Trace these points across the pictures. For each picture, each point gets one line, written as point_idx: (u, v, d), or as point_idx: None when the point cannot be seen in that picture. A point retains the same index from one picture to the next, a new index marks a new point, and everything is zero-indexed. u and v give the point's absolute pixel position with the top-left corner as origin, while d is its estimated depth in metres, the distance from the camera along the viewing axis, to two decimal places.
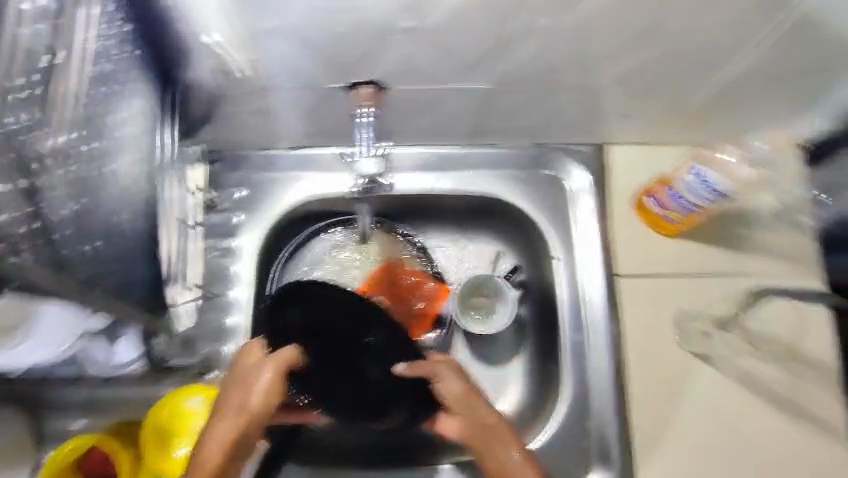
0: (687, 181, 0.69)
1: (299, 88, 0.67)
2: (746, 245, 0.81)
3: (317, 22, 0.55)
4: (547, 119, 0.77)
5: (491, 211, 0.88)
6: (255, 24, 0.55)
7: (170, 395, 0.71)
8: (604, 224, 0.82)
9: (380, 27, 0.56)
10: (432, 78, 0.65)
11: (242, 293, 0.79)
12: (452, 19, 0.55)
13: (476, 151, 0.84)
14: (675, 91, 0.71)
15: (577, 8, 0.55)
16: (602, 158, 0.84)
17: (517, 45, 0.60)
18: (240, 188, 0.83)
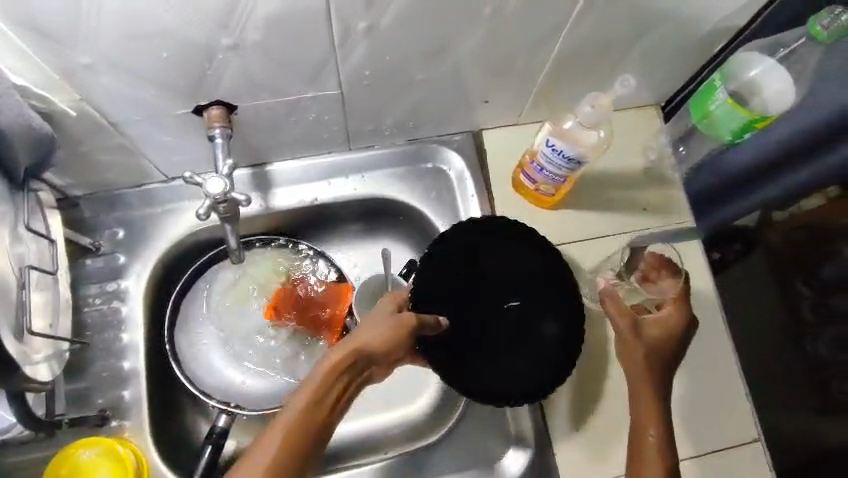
0: (545, 153, 0.70)
1: (148, 119, 0.66)
2: (621, 204, 0.85)
3: (137, 50, 0.55)
4: (413, 115, 0.80)
5: (383, 211, 0.90)
6: (74, 60, 0.54)
7: (65, 452, 0.68)
8: (488, 206, 0.85)
9: (205, 47, 0.56)
10: (279, 90, 0.66)
11: (135, 335, 0.77)
12: (273, 29, 0.56)
13: (355, 156, 0.86)
14: (522, 71, 0.74)
15: (390, 6, 0.57)
16: (474, 143, 0.88)
17: (350, 48, 0.61)
18: (118, 228, 0.81)
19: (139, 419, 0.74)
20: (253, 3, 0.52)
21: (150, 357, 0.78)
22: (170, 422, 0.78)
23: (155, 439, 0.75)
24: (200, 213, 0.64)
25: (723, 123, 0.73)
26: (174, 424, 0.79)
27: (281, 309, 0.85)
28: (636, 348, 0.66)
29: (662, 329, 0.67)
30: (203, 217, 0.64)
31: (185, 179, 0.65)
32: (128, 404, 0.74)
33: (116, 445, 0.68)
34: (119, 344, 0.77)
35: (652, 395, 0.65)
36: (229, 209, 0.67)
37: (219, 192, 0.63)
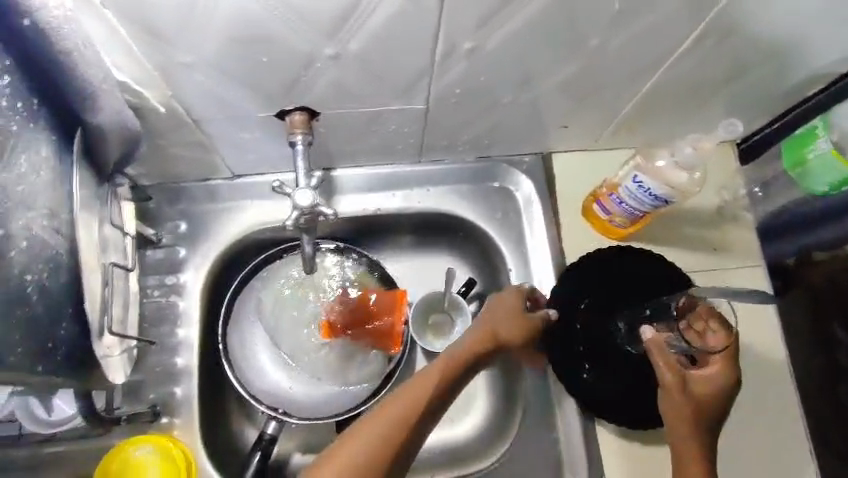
0: (630, 189, 0.68)
1: (231, 119, 0.65)
2: (692, 242, 0.83)
3: (237, 53, 0.53)
4: (489, 134, 0.78)
5: (443, 226, 0.87)
6: (174, 59, 0.53)
7: (118, 448, 0.68)
8: (554, 231, 0.83)
9: (305, 56, 0.55)
10: (367, 101, 0.64)
11: (191, 332, 0.76)
12: (377, 43, 0.54)
13: (423, 169, 0.84)
14: (612, 100, 0.72)
15: (499, 28, 0.54)
16: (544, 166, 0.86)
17: (448, 67, 0.60)
18: (181, 222, 0.80)
19: (189, 417, 0.73)
20: (366, 16, 0.51)
21: (203, 355, 0.77)
22: (218, 422, 0.78)
23: (203, 439, 0.74)
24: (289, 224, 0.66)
25: (817, 176, 0.72)
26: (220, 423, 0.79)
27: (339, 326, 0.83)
28: (683, 409, 0.67)
29: (709, 390, 0.66)
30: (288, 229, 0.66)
31: (274, 187, 0.66)
32: (180, 401, 0.74)
33: (170, 445, 0.68)
34: (174, 339, 0.76)
35: (698, 456, 0.65)
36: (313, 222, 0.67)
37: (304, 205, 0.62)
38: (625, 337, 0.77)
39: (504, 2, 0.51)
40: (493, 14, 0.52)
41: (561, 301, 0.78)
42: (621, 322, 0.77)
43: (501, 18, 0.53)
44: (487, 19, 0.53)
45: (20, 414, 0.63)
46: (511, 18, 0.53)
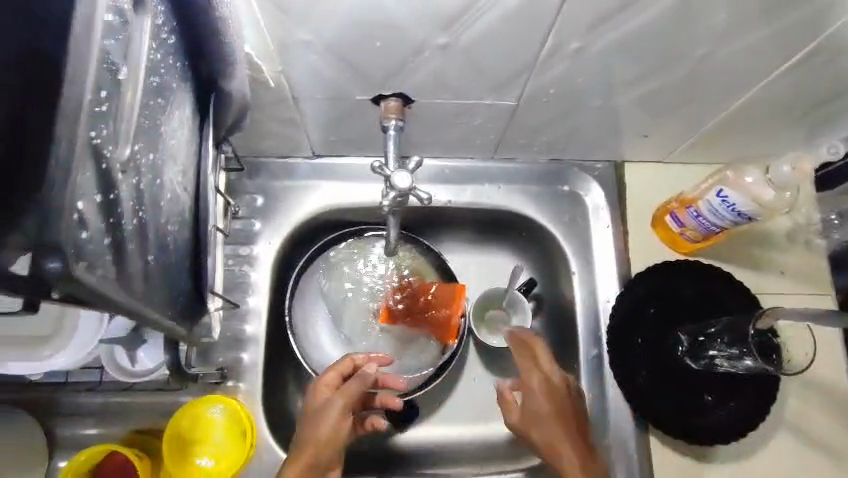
0: (712, 203, 0.69)
1: (328, 99, 0.67)
2: (760, 263, 0.82)
3: (355, 37, 0.55)
4: (568, 137, 0.78)
5: (507, 225, 0.88)
6: (294, 36, 0.55)
7: (189, 405, 0.70)
8: (621, 240, 0.83)
9: (417, 44, 0.57)
10: (461, 93, 0.66)
11: (260, 302, 0.78)
12: (489, 36, 0.56)
13: (495, 166, 0.85)
14: (699, 113, 0.72)
15: (611, 31, 0.56)
16: (615, 174, 0.86)
17: (549, 65, 0.61)
18: (258, 195, 0.82)
19: (252, 384, 0.75)
20: (486, 10, 0.52)
21: (270, 325, 0.80)
22: (277, 392, 0.80)
23: (263, 407, 0.76)
24: (384, 205, 0.63)
25: None
26: (279, 394, 0.81)
27: (394, 314, 0.85)
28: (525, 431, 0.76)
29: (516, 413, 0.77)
30: (386, 209, 0.63)
31: (375, 168, 0.64)
32: (245, 367, 0.76)
33: (238, 408, 0.70)
34: (244, 307, 0.78)
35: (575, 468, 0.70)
36: (405, 204, 0.65)
37: (405, 185, 0.61)
38: (686, 348, 0.77)
39: (624, 6, 0.52)
40: (610, 16, 0.54)
41: (623, 315, 0.78)
42: (685, 333, 0.77)
43: (616, 21, 0.54)
44: (602, 21, 0.54)
45: (104, 362, 0.65)
46: (624, 22, 0.55)
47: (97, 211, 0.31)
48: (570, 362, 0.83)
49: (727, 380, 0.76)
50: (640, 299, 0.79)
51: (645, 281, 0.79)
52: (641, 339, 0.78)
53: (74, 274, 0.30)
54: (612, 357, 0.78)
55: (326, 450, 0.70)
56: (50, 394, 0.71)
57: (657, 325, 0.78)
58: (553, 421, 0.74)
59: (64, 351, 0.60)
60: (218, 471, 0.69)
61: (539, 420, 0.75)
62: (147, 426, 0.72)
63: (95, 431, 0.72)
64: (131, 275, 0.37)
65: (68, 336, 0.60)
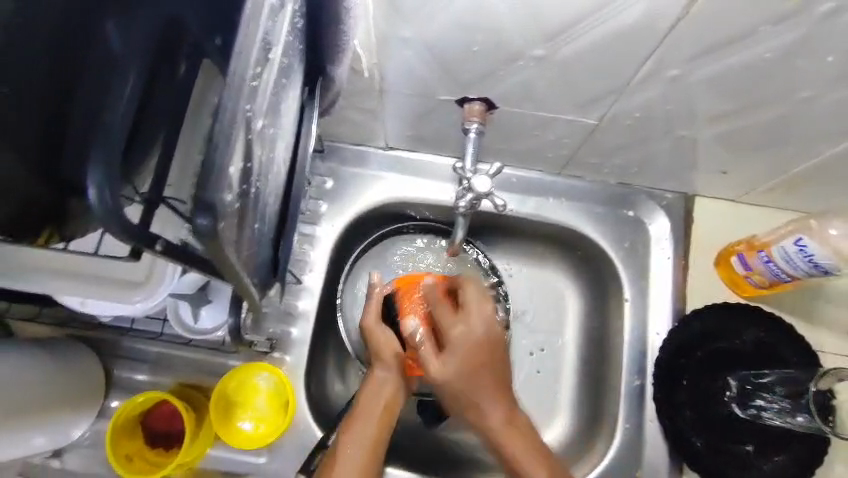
0: (787, 250, 0.69)
1: (413, 95, 0.68)
2: (823, 321, 0.79)
3: (457, 39, 0.56)
4: (642, 164, 0.78)
5: (565, 243, 0.87)
6: (398, 32, 0.56)
7: (237, 369, 0.73)
8: (680, 274, 0.82)
9: (515, 53, 0.58)
10: (546, 106, 0.66)
11: (315, 280, 0.81)
12: (589, 53, 0.56)
13: (562, 181, 0.84)
14: (785, 156, 0.70)
15: (713, 62, 0.56)
16: (684, 208, 0.84)
17: (642, 89, 0.61)
18: (327, 178, 0.84)
19: (298, 358, 0.78)
20: (591, 28, 0.53)
21: (321, 305, 0.82)
22: (319, 371, 0.82)
23: (305, 383, 0.78)
24: (458, 206, 0.67)
25: None
26: (321, 373, 0.83)
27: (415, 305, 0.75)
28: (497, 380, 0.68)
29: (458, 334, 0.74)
30: (461, 210, 0.68)
31: (456, 168, 0.66)
32: (293, 341, 0.78)
33: (283, 378, 0.72)
34: (300, 285, 0.80)
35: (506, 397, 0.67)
36: (477, 207, 0.68)
37: (483, 190, 0.64)
38: (733, 394, 0.75)
39: (733, 39, 0.52)
40: (716, 48, 0.54)
41: (672, 354, 0.77)
42: (734, 379, 0.75)
43: (721, 54, 0.54)
44: (707, 52, 0.54)
45: (170, 316, 0.69)
46: (730, 55, 0.55)
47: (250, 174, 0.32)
48: (609, 388, 0.82)
49: (776, 436, 0.74)
50: (690, 340, 0.77)
51: (698, 324, 0.77)
52: (688, 380, 0.76)
53: (219, 239, 0.28)
54: (657, 395, 0.77)
55: (387, 425, 0.69)
56: (114, 336, 0.75)
57: (707, 368, 0.76)
58: (480, 379, 0.66)
59: (154, 297, 0.52)
60: (258, 435, 0.72)
61: (469, 384, 0.65)
62: (196, 382, 0.76)
63: (148, 379, 0.76)
64: (252, 240, 0.38)
65: (160, 281, 0.52)
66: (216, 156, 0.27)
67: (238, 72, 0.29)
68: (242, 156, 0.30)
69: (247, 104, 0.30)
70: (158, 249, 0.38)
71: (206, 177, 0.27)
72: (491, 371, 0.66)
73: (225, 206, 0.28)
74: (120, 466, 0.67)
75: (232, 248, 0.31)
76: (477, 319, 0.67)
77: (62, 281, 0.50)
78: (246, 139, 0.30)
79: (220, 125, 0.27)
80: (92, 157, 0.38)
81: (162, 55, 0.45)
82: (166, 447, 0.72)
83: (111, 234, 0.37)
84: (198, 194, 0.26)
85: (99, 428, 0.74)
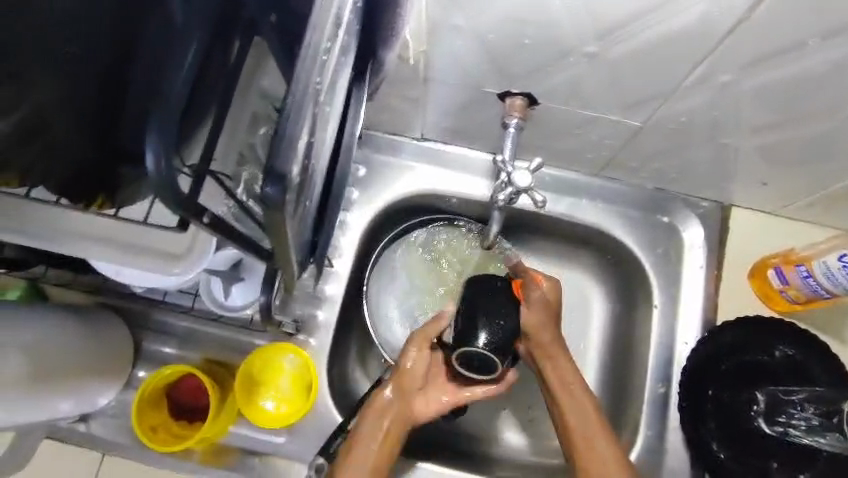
0: (829, 267, 0.68)
1: (455, 86, 0.67)
2: None
3: (508, 32, 0.56)
4: (681, 170, 0.76)
5: (596, 245, 0.86)
6: (448, 21, 0.55)
7: (264, 348, 0.74)
8: (712, 284, 0.80)
9: (564, 48, 0.57)
10: (589, 105, 0.66)
11: (344, 266, 0.81)
12: (641, 52, 0.55)
13: (596, 183, 0.83)
14: (832, 170, 0.68)
15: (769, 71, 0.54)
16: (721, 216, 0.82)
17: (691, 93, 0.60)
18: (361, 166, 0.83)
19: (323, 341, 0.78)
20: (646, 28, 0.52)
21: (347, 292, 0.82)
22: (341, 358, 0.82)
23: (328, 366, 0.79)
24: (497, 198, 0.67)
25: None
26: (344, 359, 0.83)
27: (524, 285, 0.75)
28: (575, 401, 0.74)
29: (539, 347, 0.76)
30: (499, 203, 0.67)
31: (497, 162, 0.65)
32: (319, 325, 0.79)
33: (308, 361, 0.72)
34: (329, 270, 0.80)
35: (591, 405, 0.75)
36: (515, 202, 0.68)
37: (524, 185, 0.63)
38: (761, 408, 0.73)
39: (790, 48, 0.51)
40: (773, 55, 0.52)
41: (700, 365, 0.76)
42: (763, 393, 0.73)
43: (778, 62, 0.53)
44: (762, 59, 0.53)
45: (201, 292, 0.70)
46: (786, 63, 0.53)
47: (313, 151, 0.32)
48: (632, 394, 0.81)
49: (807, 455, 0.72)
50: (719, 352, 0.76)
51: (729, 334, 0.76)
52: (715, 391, 0.75)
53: (282, 210, 0.28)
54: (683, 404, 0.75)
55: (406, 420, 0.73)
56: (144, 309, 0.76)
57: (736, 381, 0.75)
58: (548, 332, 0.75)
59: (195, 269, 0.52)
60: (279, 415, 0.73)
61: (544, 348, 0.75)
62: (222, 359, 0.77)
63: (175, 352, 0.77)
64: (302, 216, 0.39)
65: (200, 255, 0.52)
66: (286, 127, 0.27)
67: (311, 45, 0.29)
68: (309, 129, 0.30)
69: (316, 79, 0.30)
70: (206, 223, 0.40)
71: (277, 146, 0.27)
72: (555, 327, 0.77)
73: (291, 179, 0.28)
74: (145, 436, 0.69)
75: (289, 223, 0.32)
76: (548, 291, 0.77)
77: (105, 247, 0.51)
78: (312, 113, 0.30)
79: (293, 96, 0.27)
80: (150, 125, 0.38)
81: (217, 32, 0.45)
82: (191, 420, 0.73)
83: (166, 202, 0.37)
84: (268, 164, 0.27)
85: (124, 398, 0.76)
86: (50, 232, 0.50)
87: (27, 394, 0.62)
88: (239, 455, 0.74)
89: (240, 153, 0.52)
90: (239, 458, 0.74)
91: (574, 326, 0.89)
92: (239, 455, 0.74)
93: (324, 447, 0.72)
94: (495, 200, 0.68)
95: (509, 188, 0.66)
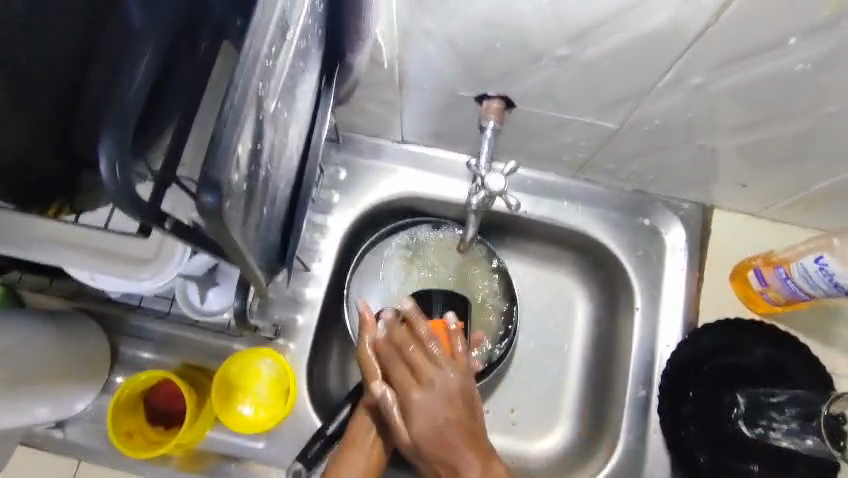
0: (806, 268, 0.68)
1: (431, 89, 0.67)
2: (838, 344, 0.77)
3: (478, 35, 0.56)
4: (661, 172, 0.76)
5: (577, 248, 0.86)
6: (419, 24, 0.55)
7: (242, 353, 0.74)
8: (693, 286, 0.80)
9: (536, 51, 0.56)
10: (565, 108, 0.65)
11: (323, 270, 0.80)
12: (613, 55, 0.55)
13: (577, 185, 0.83)
14: (808, 172, 0.68)
15: (740, 72, 0.54)
16: (702, 219, 0.82)
17: (666, 95, 0.60)
18: (341, 169, 0.83)
19: (302, 346, 0.78)
20: (616, 30, 0.52)
21: (327, 296, 0.81)
22: (322, 362, 0.82)
23: (308, 371, 0.78)
24: (472, 202, 0.67)
25: None
26: (325, 363, 0.82)
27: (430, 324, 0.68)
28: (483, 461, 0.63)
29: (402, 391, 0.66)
30: (473, 207, 0.67)
31: (471, 165, 0.65)
32: (298, 329, 0.78)
33: (285, 366, 0.72)
34: (308, 273, 0.80)
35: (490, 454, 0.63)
36: (490, 205, 0.68)
37: (497, 189, 0.63)
38: (741, 411, 0.74)
39: (759, 50, 0.51)
40: (746, 56, 0.52)
41: (680, 368, 0.75)
42: (744, 396, 0.73)
43: (749, 63, 0.53)
44: (733, 61, 0.53)
45: (177, 297, 0.70)
46: (757, 65, 0.53)
47: (262, 157, 0.32)
48: (614, 397, 0.81)
49: (784, 458, 0.72)
50: (700, 355, 0.75)
51: (710, 337, 0.75)
52: (695, 395, 0.75)
53: (222, 218, 0.27)
54: (663, 407, 0.75)
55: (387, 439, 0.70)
56: (122, 314, 0.76)
57: (716, 385, 0.75)
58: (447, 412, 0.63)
59: (162, 277, 0.52)
60: (257, 420, 0.72)
61: (438, 435, 0.62)
62: (200, 364, 0.76)
63: (153, 357, 0.76)
64: (260, 221, 0.38)
65: (168, 262, 0.52)
66: (224, 133, 0.26)
67: (253, 49, 0.29)
68: (252, 135, 0.29)
69: (260, 83, 0.29)
70: (166, 228, 0.39)
71: (214, 152, 0.26)
72: (458, 424, 0.63)
73: (231, 186, 0.28)
74: (119, 443, 0.67)
75: (236, 230, 0.31)
76: (449, 371, 0.65)
77: (72, 253, 0.51)
78: (257, 118, 0.30)
79: (231, 102, 0.27)
80: (104, 131, 0.37)
81: (179, 36, 0.45)
82: (166, 425, 0.72)
83: (121, 208, 0.37)
84: (204, 170, 0.26)
85: (101, 403, 0.75)
86: (16, 237, 0.50)
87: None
88: (217, 461, 0.73)
89: None
90: (217, 464, 0.73)
91: (556, 328, 0.89)
92: (217, 461, 0.73)
93: (303, 454, 0.70)
94: (470, 203, 0.68)
95: (483, 191, 0.66)
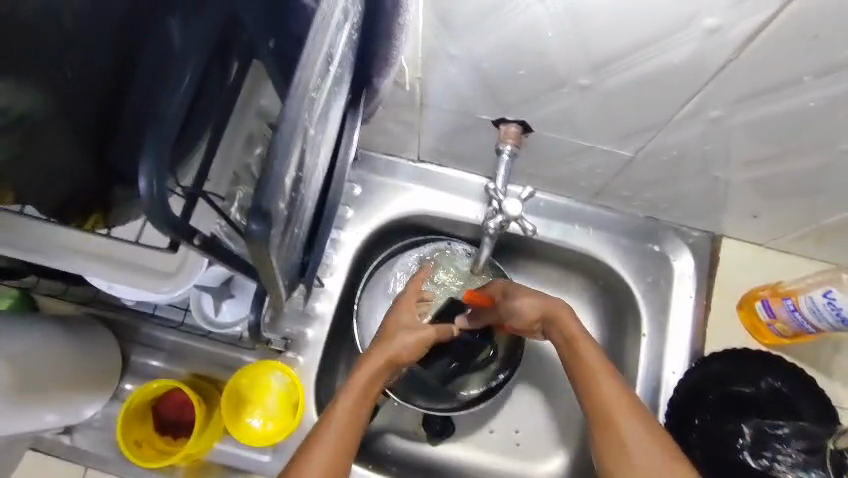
0: (814, 300, 0.69)
1: (452, 112, 0.68)
2: (842, 376, 0.78)
3: (502, 63, 0.57)
4: (674, 200, 0.77)
5: (587, 270, 0.86)
6: (445, 50, 0.57)
7: (252, 365, 0.74)
8: (701, 314, 0.81)
9: (558, 81, 0.58)
10: (583, 135, 0.67)
11: (336, 284, 0.81)
12: (634, 86, 0.56)
13: (588, 209, 0.84)
14: (819, 206, 0.69)
15: (756, 108, 0.56)
16: (712, 247, 0.83)
17: (682, 126, 0.61)
18: (356, 185, 0.84)
19: (311, 359, 0.78)
20: (637, 63, 0.53)
21: (338, 310, 0.82)
22: (330, 377, 0.82)
23: (316, 385, 0.79)
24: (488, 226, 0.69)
25: None
26: (332, 378, 0.83)
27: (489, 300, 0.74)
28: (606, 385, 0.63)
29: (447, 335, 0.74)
30: (489, 230, 0.69)
31: (489, 189, 0.67)
32: (307, 342, 0.79)
33: (295, 380, 0.72)
34: (321, 287, 0.81)
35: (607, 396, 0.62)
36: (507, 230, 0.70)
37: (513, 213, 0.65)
38: (746, 442, 0.72)
39: (775, 87, 0.52)
40: (763, 93, 0.53)
41: (687, 395, 0.76)
42: (748, 426, 0.73)
43: (764, 99, 0.54)
44: (748, 97, 0.54)
45: (192, 306, 0.71)
46: (770, 103, 0.55)
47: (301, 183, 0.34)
48: None
49: None
50: (705, 383, 0.76)
51: (715, 367, 0.77)
52: (701, 422, 0.75)
53: (266, 242, 0.29)
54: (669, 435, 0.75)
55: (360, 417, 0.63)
56: (135, 321, 0.77)
57: (721, 413, 0.75)
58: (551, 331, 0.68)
59: (182, 288, 0.53)
60: (265, 433, 0.73)
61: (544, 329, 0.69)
62: (210, 375, 0.77)
63: (163, 366, 0.77)
64: (289, 242, 0.40)
65: (189, 275, 0.53)
66: (273, 164, 0.28)
67: (303, 82, 0.30)
68: (295, 165, 0.31)
69: (306, 115, 0.31)
70: (196, 244, 0.41)
71: (263, 182, 0.28)
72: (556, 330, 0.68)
73: (277, 213, 0.30)
74: (127, 451, 0.68)
75: (275, 252, 0.33)
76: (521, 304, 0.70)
77: (98, 262, 0.52)
78: (301, 148, 0.32)
79: (280, 133, 0.29)
80: (145, 144, 0.39)
81: (216, 55, 0.46)
82: (175, 435, 0.73)
83: (158, 225, 0.38)
84: (255, 200, 0.28)
85: (110, 410, 0.75)
86: (43, 245, 0.51)
87: (17, 403, 0.61)
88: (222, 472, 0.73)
89: (235, 174, 0.52)
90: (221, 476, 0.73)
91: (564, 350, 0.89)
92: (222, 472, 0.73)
93: None
94: (486, 226, 0.70)
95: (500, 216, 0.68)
